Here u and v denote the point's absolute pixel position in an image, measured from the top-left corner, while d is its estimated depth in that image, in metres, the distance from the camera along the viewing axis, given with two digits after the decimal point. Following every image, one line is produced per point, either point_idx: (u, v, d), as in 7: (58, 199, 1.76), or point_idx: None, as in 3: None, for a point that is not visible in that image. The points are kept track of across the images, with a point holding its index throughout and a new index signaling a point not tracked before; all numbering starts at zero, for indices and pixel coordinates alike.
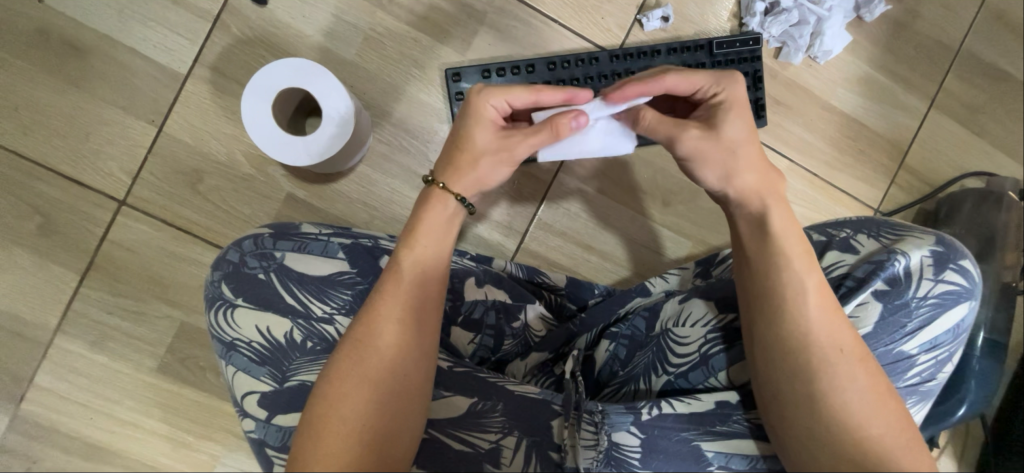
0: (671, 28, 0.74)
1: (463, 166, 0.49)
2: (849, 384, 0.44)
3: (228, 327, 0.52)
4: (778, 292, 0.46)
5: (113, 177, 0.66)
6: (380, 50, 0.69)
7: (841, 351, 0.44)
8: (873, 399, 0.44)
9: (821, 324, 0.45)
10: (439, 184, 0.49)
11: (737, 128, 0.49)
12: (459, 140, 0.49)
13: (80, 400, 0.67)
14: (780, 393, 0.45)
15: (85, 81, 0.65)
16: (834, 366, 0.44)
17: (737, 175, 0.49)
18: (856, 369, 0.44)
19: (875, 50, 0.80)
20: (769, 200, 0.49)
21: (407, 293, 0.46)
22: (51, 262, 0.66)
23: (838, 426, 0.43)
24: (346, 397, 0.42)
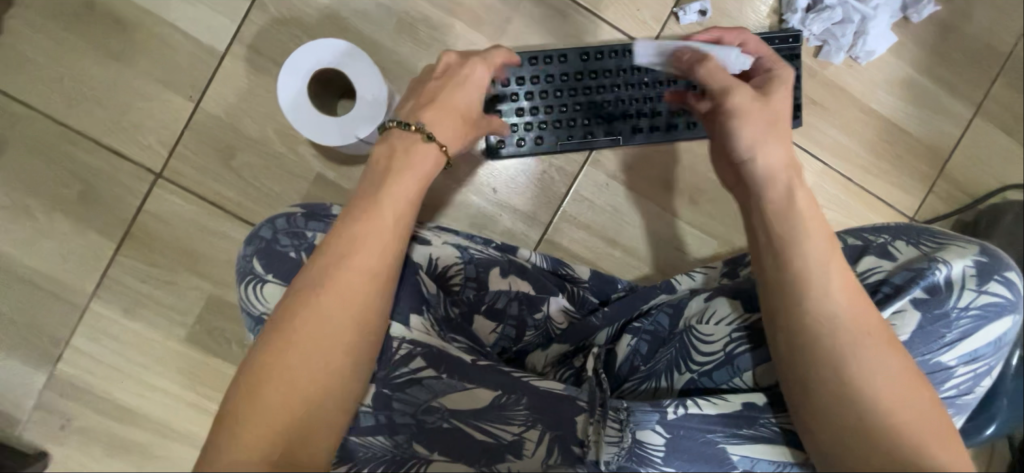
0: (708, 23, 0.73)
1: (457, 127, 0.54)
2: (876, 370, 0.44)
3: (257, 301, 0.53)
4: (805, 271, 0.47)
5: (151, 150, 0.68)
6: (414, 34, 0.69)
7: (865, 334, 0.44)
8: (899, 386, 0.43)
9: (846, 306, 0.45)
10: (440, 145, 0.53)
11: (783, 99, 0.54)
12: (456, 106, 0.55)
13: (112, 364, 0.69)
14: (810, 380, 0.45)
15: (127, 55, 0.67)
16: (861, 351, 0.44)
17: (775, 139, 0.52)
18: (885, 353, 0.44)
19: (920, 53, 0.77)
20: (801, 173, 0.52)
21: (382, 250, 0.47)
22: (89, 230, 0.68)
23: (865, 415, 0.43)
24: (291, 358, 0.43)
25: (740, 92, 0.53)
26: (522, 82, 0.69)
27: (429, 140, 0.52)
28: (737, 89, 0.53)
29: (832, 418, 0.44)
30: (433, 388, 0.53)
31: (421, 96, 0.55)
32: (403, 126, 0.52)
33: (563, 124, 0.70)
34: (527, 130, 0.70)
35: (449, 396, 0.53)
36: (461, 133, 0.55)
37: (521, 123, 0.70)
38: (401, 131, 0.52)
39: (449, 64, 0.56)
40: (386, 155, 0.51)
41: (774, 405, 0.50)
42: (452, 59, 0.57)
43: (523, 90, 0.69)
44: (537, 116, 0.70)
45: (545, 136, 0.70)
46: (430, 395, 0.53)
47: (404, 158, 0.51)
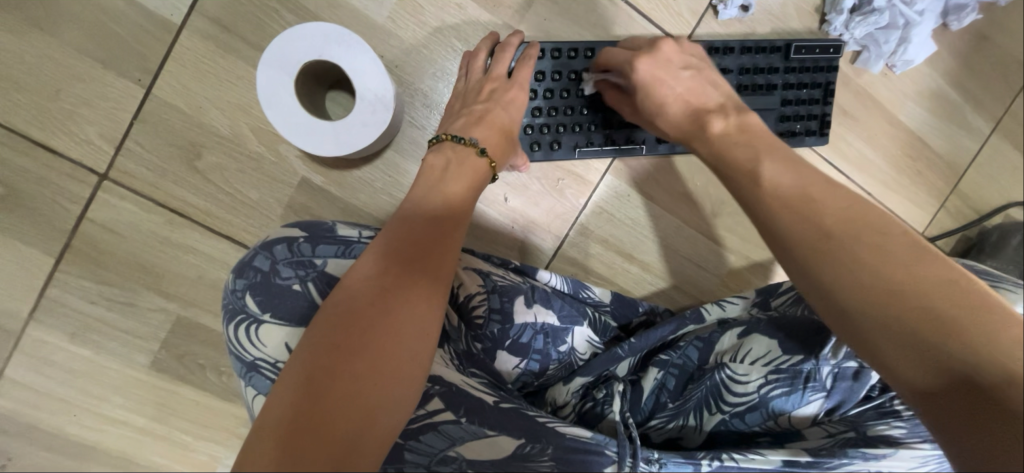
0: (748, 19, 0.66)
1: (499, 140, 0.55)
2: (863, 263, 0.37)
3: (250, 345, 0.45)
4: (750, 195, 0.45)
5: (92, 145, 0.55)
6: (417, 14, 0.58)
7: (830, 230, 0.40)
8: (895, 264, 0.37)
9: (795, 211, 0.41)
10: (489, 160, 0.53)
11: (648, 103, 0.55)
12: (501, 116, 0.55)
13: (61, 396, 0.59)
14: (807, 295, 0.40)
15: (51, 23, 0.53)
16: (838, 249, 0.39)
17: (663, 131, 0.56)
18: (867, 245, 0.38)
19: (952, 63, 0.73)
20: (705, 120, 0.52)
21: (433, 215, 0.47)
22: (18, 241, 0.56)
23: (871, 310, 0.36)
24: (346, 298, 0.41)
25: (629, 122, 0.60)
26: (542, 77, 0.60)
27: (482, 154, 0.53)
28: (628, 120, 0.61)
29: (845, 318, 0.38)
30: (450, 435, 0.47)
31: (472, 114, 0.55)
32: (455, 139, 0.53)
33: (584, 128, 0.61)
34: (542, 131, 0.60)
35: (467, 444, 0.47)
36: (506, 150, 0.56)
37: (537, 124, 0.60)
38: (454, 144, 0.53)
39: (495, 87, 0.56)
40: (440, 164, 0.51)
41: (818, 463, 0.47)
42: (498, 81, 0.57)
43: (543, 87, 0.60)
44: (555, 117, 0.60)
45: (562, 140, 0.61)
46: (447, 442, 0.47)
47: (457, 169, 0.51)
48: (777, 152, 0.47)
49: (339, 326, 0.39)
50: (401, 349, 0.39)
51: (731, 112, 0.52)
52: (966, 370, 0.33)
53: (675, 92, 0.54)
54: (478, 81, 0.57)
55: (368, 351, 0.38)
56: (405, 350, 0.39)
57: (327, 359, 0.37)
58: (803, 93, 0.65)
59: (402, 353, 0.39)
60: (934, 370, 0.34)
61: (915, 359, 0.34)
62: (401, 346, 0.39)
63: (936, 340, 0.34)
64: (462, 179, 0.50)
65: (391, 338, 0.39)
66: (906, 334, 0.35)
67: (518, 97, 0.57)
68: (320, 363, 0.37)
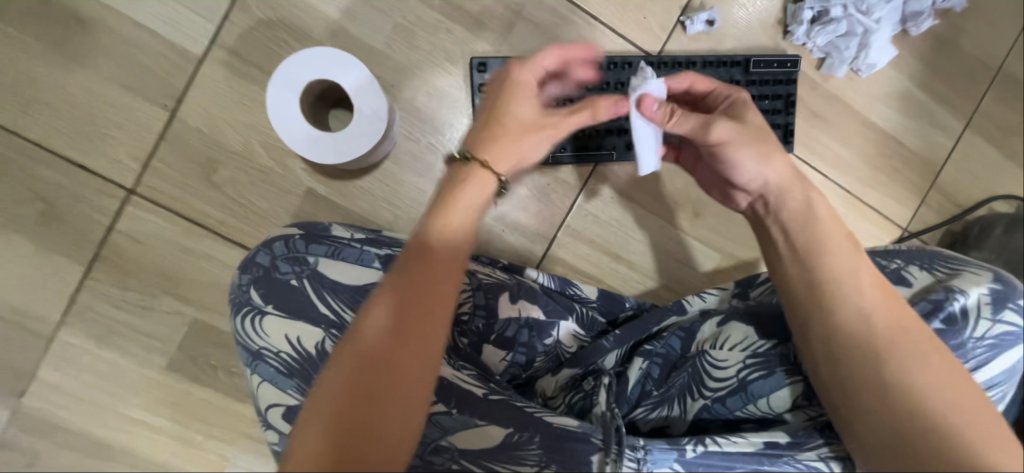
0: (714, 33, 0.71)
1: (500, 139, 0.47)
2: (920, 366, 0.41)
3: (255, 335, 0.49)
4: (807, 264, 0.47)
5: (122, 164, 0.62)
6: (410, 39, 0.65)
7: (908, 327, 0.43)
8: (945, 372, 0.41)
9: (881, 296, 0.44)
10: (483, 163, 0.46)
11: (758, 118, 0.50)
12: (499, 114, 0.48)
13: (85, 396, 0.64)
14: (845, 382, 0.43)
15: (92, 59, 0.61)
16: (901, 347, 0.42)
17: (774, 157, 0.49)
18: (930, 352, 0.42)
19: (916, 65, 0.78)
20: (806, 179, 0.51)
21: (446, 252, 0.42)
22: (53, 252, 0.62)
23: (907, 408, 0.40)
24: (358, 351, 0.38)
25: (720, 126, 0.48)
26: None
27: (471, 160, 0.46)
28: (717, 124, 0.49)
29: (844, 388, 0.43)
30: (443, 425, 0.50)
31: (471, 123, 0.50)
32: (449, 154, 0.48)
33: None
34: None
35: (458, 434, 0.49)
36: (511, 145, 0.47)
37: None
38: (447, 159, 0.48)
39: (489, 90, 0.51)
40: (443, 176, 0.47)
41: (796, 444, 0.48)
42: (497, 74, 0.51)
43: None
44: None
45: None
46: (440, 432, 0.50)
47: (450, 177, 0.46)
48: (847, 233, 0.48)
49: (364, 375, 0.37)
50: (415, 403, 0.37)
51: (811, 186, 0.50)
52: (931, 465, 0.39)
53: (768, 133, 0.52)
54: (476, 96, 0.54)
55: (387, 402, 0.36)
56: (419, 403, 0.37)
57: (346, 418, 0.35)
58: (764, 103, 0.72)
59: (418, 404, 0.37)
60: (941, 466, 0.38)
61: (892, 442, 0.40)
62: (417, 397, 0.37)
63: (915, 425, 0.40)
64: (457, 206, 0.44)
65: (406, 395, 0.37)
66: (929, 436, 0.39)
67: (524, 83, 0.50)
68: (340, 422, 0.35)
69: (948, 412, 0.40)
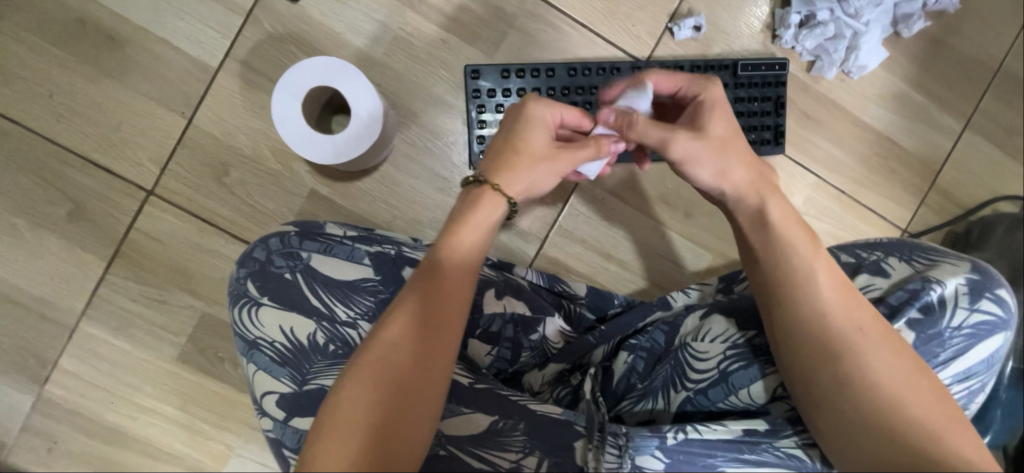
0: (702, 38, 0.74)
1: (517, 166, 0.50)
2: (875, 361, 0.44)
3: (252, 325, 0.52)
4: (777, 267, 0.48)
5: (143, 167, 0.67)
6: (408, 49, 0.69)
7: (865, 326, 0.45)
8: (897, 365, 0.44)
9: (842, 298, 0.46)
10: (495, 185, 0.49)
11: (720, 125, 0.51)
12: (516, 143, 0.50)
13: (102, 385, 0.68)
14: (810, 380, 0.46)
15: (119, 72, 0.66)
16: (861, 346, 0.45)
17: (735, 170, 0.51)
18: (883, 347, 0.45)
19: (910, 66, 0.78)
20: (770, 180, 0.52)
21: (457, 271, 0.46)
22: (79, 248, 0.67)
23: (862, 400, 0.44)
24: (379, 359, 0.42)
25: (677, 144, 0.50)
26: (509, 94, 0.68)
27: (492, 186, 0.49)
28: (675, 140, 0.50)
29: (817, 386, 0.46)
30: None
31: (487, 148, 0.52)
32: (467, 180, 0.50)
33: None
34: None
35: (447, 420, 0.52)
36: (523, 173, 0.50)
37: None
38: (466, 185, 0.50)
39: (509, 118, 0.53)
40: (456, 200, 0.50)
41: (775, 432, 0.50)
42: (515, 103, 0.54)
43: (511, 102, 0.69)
44: None
45: None
46: None
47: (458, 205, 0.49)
48: (803, 230, 0.50)
49: (382, 387, 0.41)
50: (432, 402, 0.43)
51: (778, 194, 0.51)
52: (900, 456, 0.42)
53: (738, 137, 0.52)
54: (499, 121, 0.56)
55: (410, 402, 0.42)
56: (434, 403, 0.43)
57: (374, 417, 0.40)
58: (754, 105, 0.72)
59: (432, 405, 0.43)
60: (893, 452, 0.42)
61: (862, 437, 0.44)
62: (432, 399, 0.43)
63: (881, 418, 0.43)
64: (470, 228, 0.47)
65: (424, 395, 0.42)
66: (883, 425, 0.43)
67: (539, 115, 0.52)
68: (369, 422, 0.40)
69: (902, 401, 0.43)
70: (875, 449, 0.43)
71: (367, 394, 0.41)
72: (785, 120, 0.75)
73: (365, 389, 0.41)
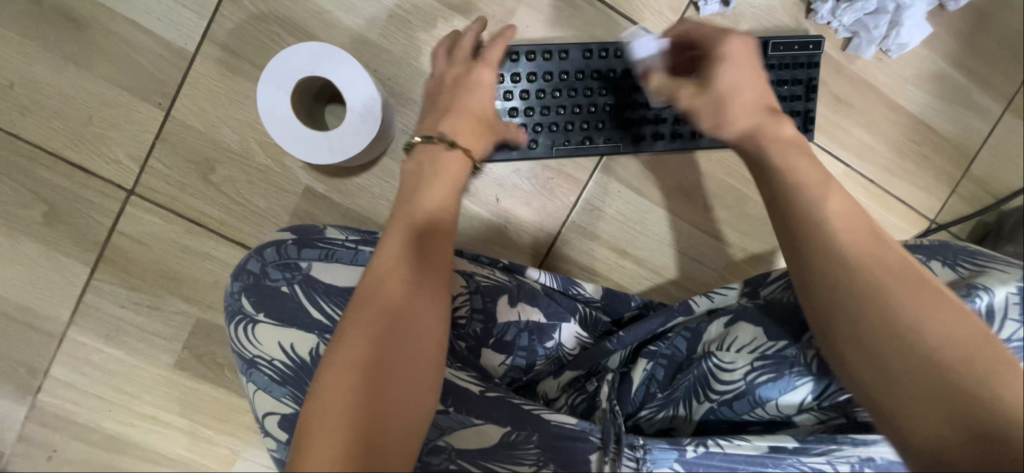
0: (730, 13, 0.67)
1: (483, 134, 0.52)
2: (922, 311, 0.37)
3: (249, 343, 0.49)
4: (797, 209, 0.42)
5: (120, 165, 0.61)
6: (405, 29, 0.62)
7: (895, 270, 0.39)
8: (943, 315, 0.36)
9: (863, 239, 0.40)
10: (465, 151, 0.49)
11: (762, 74, 0.50)
12: (472, 108, 0.51)
13: (97, 393, 0.65)
14: (845, 335, 0.38)
15: (84, 58, 0.60)
16: (901, 294, 0.37)
17: (729, 112, 0.48)
18: (931, 295, 0.37)
19: (953, 43, 0.72)
20: (786, 125, 0.48)
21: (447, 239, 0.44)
22: (59, 253, 0.62)
23: (911, 352, 0.36)
24: (363, 320, 0.39)
25: (733, 74, 0.48)
26: (518, 79, 0.62)
27: (455, 147, 0.48)
28: (729, 73, 0.48)
29: (852, 343, 0.38)
30: (440, 425, 0.49)
31: (434, 108, 0.51)
32: (426, 138, 0.48)
33: (560, 127, 0.63)
34: None
35: (456, 433, 0.49)
36: (483, 137, 0.52)
37: (514, 124, 0.63)
38: (424, 144, 0.48)
39: (457, 74, 0.52)
40: (414, 169, 0.47)
41: (805, 449, 0.47)
42: (459, 68, 0.53)
43: (518, 88, 0.62)
44: (533, 117, 0.63)
45: (540, 140, 0.63)
46: (436, 432, 0.49)
47: (432, 168, 0.47)
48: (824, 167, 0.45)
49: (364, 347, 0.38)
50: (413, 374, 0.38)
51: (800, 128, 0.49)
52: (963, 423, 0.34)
53: (769, 87, 0.50)
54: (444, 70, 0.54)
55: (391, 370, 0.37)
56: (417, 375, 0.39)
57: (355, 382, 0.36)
58: (784, 89, 0.66)
59: (414, 374, 0.38)
60: (952, 425, 0.34)
61: (916, 406, 0.35)
62: (410, 357, 0.39)
63: (935, 381, 0.35)
64: (440, 182, 0.46)
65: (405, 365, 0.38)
66: (942, 389, 0.35)
67: (483, 79, 0.52)
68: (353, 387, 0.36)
69: (957, 360, 0.35)
70: (933, 417, 0.35)
71: (352, 348, 0.38)
72: (815, 105, 0.69)
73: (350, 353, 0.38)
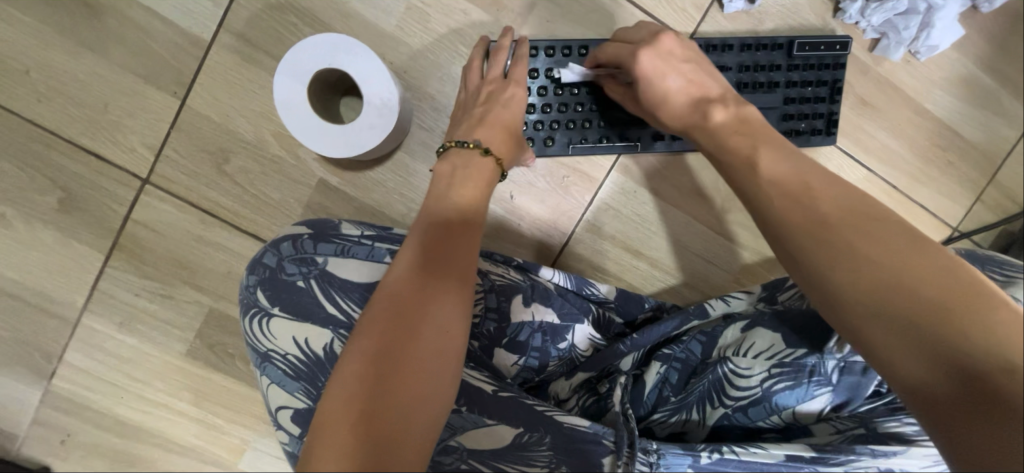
0: (755, 11, 0.65)
1: (511, 145, 0.56)
2: (895, 255, 0.35)
3: (264, 337, 0.49)
4: (746, 182, 0.45)
5: (136, 153, 0.61)
6: (423, 22, 0.61)
7: (829, 221, 0.38)
8: (895, 254, 0.35)
9: (791, 201, 0.41)
10: (495, 158, 0.53)
11: (705, 73, 0.54)
12: (505, 123, 0.55)
13: (110, 379, 0.66)
14: (831, 292, 0.37)
15: (101, 44, 0.59)
16: (870, 240, 0.36)
17: (668, 124, 0.55)
18: (899, 238, 0.36)
19: (985, 46, 0.69)
20: (719, 112, 0.51)
21: (469, 233, 0.47)
22: (74, 240, 0.62)
23: (897, 294, 0.34)
24: (379, 305, 0.40)
25: (668, 79, 0.53)
26: (536, 75, 0.61)
27: (487, 154, 0.53)
28: (665, 78, 0.53)
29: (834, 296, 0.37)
30: (452, 425, 0.49)
31: (467, 119, 0.56)
32: (460, 144, 0.53)
33: (577, 125, 0.62)
34: (537, 128, 0.62)
35: (468, 433, 0.49)
36: (511, 147, 0.56)
37: (531, 120, 0.62)
38: (458, 149, 0.53)
39: (492, 88, 0.57)
40: (447, 172, 0.51)
41: (823, 459, 0.46)
42: (496, 82, 0.57)
43: (537, 84, 0.61)
44: (550, 114, 0.62)
45: (556, 137, 0.63)
46: (448, 432, 0.49)
47: (463, 173, 0.51)
48: (773, 140, 0.47)
49: (381, 330, 0.39)
50: (431, 352, 0.39)
51: (731, 103, 0.51)
52: (964, 364, 0.32)
53: (712, 84, 0.54)
54: (476, 84, 0.58)
55: (407, 350, 0.38)
56: (436, 354, 0.39)
57: (374, 365, 0.37)
58: (808, 90, 0.65)
59: (432, 352, 0.39)
60: (936, 367, 0.32)
61: (915, 355, 0.33)
62: (430, 345, 0.39)
63: (931, 324, 0.33)
64: (470, 183, 0.51)
65: (422, 344, 0.38)
66: (939, 332, 0.32)
67: (516, 95, 0.57)
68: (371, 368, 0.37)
69: (944, 296, 0.33)
70: (932, 363, 0.32)
71: (370, 334, 0.39)
72: (840, 107, 0.67)
73: (368, 339, 0.38)
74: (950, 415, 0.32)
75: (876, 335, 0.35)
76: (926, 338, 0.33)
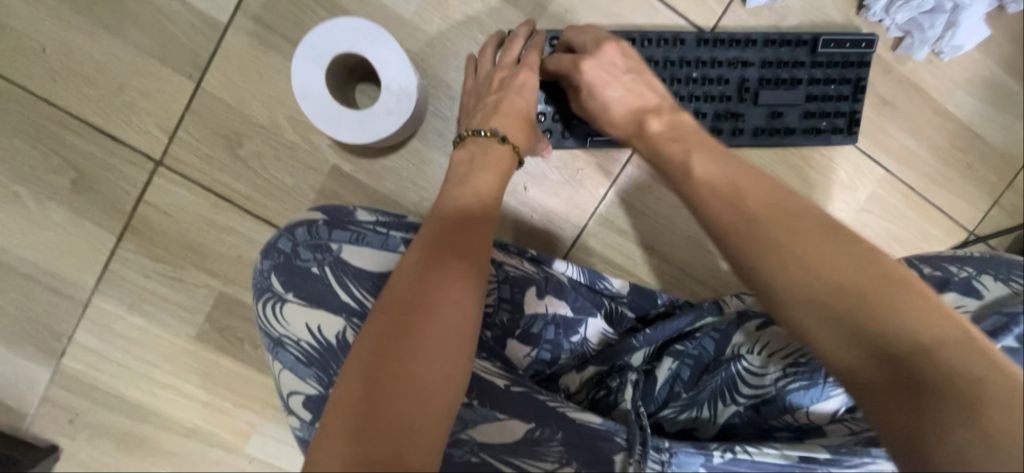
0: (778, 6, 0.64)
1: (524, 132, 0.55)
2: (827, 254, 0.37)
3: (277, 322, 0.48)
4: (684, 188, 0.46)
5: (149, 134, 0.61)
6: (441, 9, 0.61)
7: (757, 218, 0.40)
8: (820, 253, 0.37)
9: (726, 205, 0.42)
10: (513, 145, 0.53)
11: (646, 84, 0.55)
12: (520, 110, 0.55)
13: (119, 361, 0.66)
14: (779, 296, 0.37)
15: (116, 24, 0.59)
16: (802, 242, 0.38)
17: (609, 132, 0.56)
18: (822, 237, 0.38)
19: (1009, 47, 0.68)
20: (650, 122, 0.52)
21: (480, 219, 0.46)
22: (86, 220, 0.62)
23: (828, 288, 0.36)
24: (392, 291, 0.40)
25: (610, 91, 0.54)
26: None
27: (503, 142, 0.53)
28: (607, 89, 0.54)
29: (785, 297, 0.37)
30: (463, 418, 0.48)
31: (481, 107, 0.55)
32: (477, 133, 0.53)
33: None
34: (553, 120, 0.63)
35: (479, 427, 0.48)
36: (526, 134, 0.55)
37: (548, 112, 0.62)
38: (476, 138, 0.53)
39: (505, 75, 0.56)
40: (466, 159, 0.52)
41: (837, 461, 0.45)
42: (508, 69, 0.56)
43: None
44: (567, 105, 0.62)
45: (574, 129, 0.63)
46: (460, 424, 0.48)
47: (483, 159, 0.51)
48: (704, 143, 0.48)
49: (391, 315, 0.39)
50: (443, 335, 0.38)
51: (666, 112, 0.52)
52: (880, 345, 0.34)
53: (653, 95, 0.54)
54: (489, 73, 0.57)
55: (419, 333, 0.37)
56: (448, 336, 0.38)
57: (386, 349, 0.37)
58: (831, 89, 0.64)
59: (443, 334, 0.38)
60: (860, 351, 0.35)
61: (851, 346, 0.35)
62: (444, 330, 0.38)
63: (862, 315, 0.35)
64: (487, 173, 0.50)
65: (434, 327, 0.38)
66: (868, 321, 0.34)
67: (528, 81, 0.56)
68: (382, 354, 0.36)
69: (864, 287, 0.35)
70: (857, 350, 0.35)
71: (382, 320, 0.39)
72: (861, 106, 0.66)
73: (379, 324, 0.38)
74: (879, 397, 0.34)
75: (818, 331, 0.36)
76: (857, 328, 0.35)
